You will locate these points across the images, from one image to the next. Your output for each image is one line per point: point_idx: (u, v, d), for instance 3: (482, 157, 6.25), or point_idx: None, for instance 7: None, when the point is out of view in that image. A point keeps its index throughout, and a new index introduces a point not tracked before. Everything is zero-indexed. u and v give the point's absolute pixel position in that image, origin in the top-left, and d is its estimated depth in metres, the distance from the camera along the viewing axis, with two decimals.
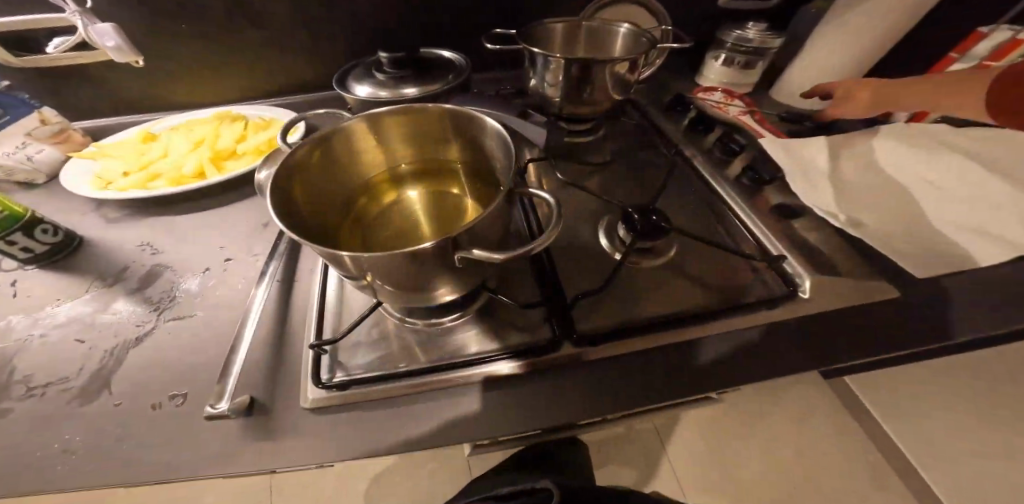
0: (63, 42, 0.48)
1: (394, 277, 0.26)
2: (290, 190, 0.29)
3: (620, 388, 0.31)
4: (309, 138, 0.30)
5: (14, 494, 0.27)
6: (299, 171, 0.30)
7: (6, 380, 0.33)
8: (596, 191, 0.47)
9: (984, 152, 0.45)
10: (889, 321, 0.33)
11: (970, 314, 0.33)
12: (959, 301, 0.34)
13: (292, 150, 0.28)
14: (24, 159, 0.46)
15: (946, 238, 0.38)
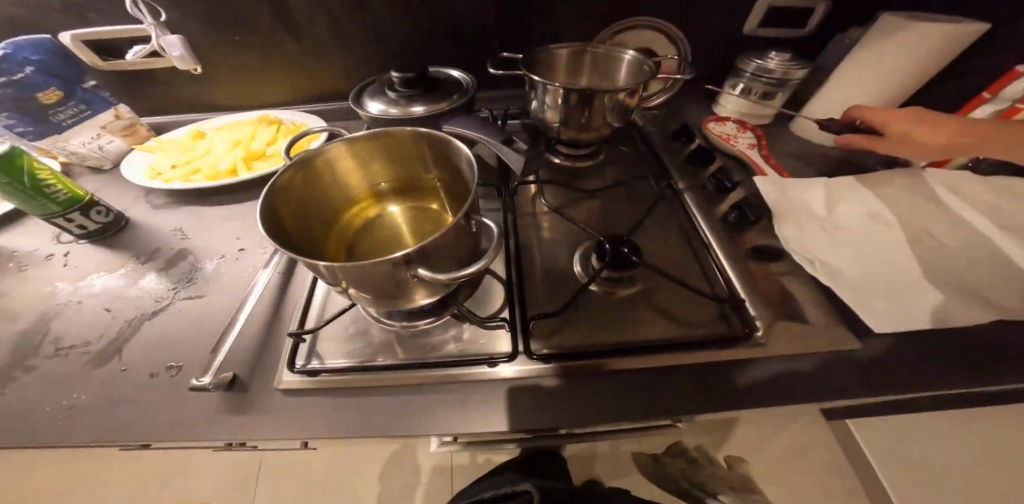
0: (140, 51, 0.56)
1: (365, 287, 0.30)
2: (276, 206, 0.33)
3: (565, 408, 0.33)
4: (293, 161, 0.34)
5: (27, 436, 0.34)
6: (285, 190, 0.34)
7: (43, 338, 0.41)
8: (580, 216, 0.48)
9: (1001, 209, 0.43)
10: (849, 374, 0.34)
11: (931, 378, 0.33)
12: (925, 364, 0.34)
13: (277, 173, 0.33)
14: (96, 148, 0.55)
15: (937, 299, 0.37)
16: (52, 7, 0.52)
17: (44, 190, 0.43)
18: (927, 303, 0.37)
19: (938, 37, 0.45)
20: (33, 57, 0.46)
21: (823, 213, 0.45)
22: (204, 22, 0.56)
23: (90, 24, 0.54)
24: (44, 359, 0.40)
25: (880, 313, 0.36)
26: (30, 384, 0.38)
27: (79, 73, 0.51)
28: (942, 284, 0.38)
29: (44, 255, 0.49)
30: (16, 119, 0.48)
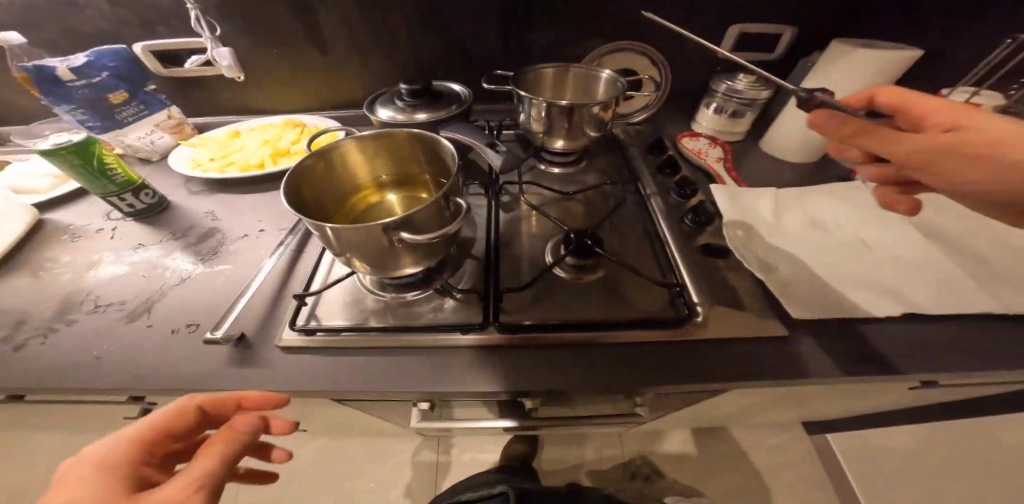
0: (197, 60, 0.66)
1: (362, 253, 0.37)
2: (295, 187, 0.41)
3: (523, 369, 0.40)
4: (312, 152, 0.41)
5: (64, 375, 0.42)
6: (303, 174, 0.41)
7: (87, 296, 0.50)
8: (555, 215, 0.54)
9: (926, 222, 0.50)
10: (773, 353, 0.40)
11: (838, 357, 0.39)
12: (835, 347, 0.40)
13: (299, 160, 0.40)
14: (149, 143, 0.64)
15: (856, 294, 0.43)
16: (124, 22, 0.62)
17: (108, 173, 0.52)
18: (848, 297, 0.43)
19: (882, 68, 0.50)
20: (111, 65, 0.56)
21: (771, 219, 0.51)
22: (249, 39, 0.66)
23: (157, 36, 0.64)
24: (87, 313, 0.48)
25: (806, 303, 0.42)
26: (73, 332, 0.46)
27: (144, 79, 0.60)
28: (864, 282, 0.44)
29: (95, 228, 0.58)
30: (89, 116, 0.57)
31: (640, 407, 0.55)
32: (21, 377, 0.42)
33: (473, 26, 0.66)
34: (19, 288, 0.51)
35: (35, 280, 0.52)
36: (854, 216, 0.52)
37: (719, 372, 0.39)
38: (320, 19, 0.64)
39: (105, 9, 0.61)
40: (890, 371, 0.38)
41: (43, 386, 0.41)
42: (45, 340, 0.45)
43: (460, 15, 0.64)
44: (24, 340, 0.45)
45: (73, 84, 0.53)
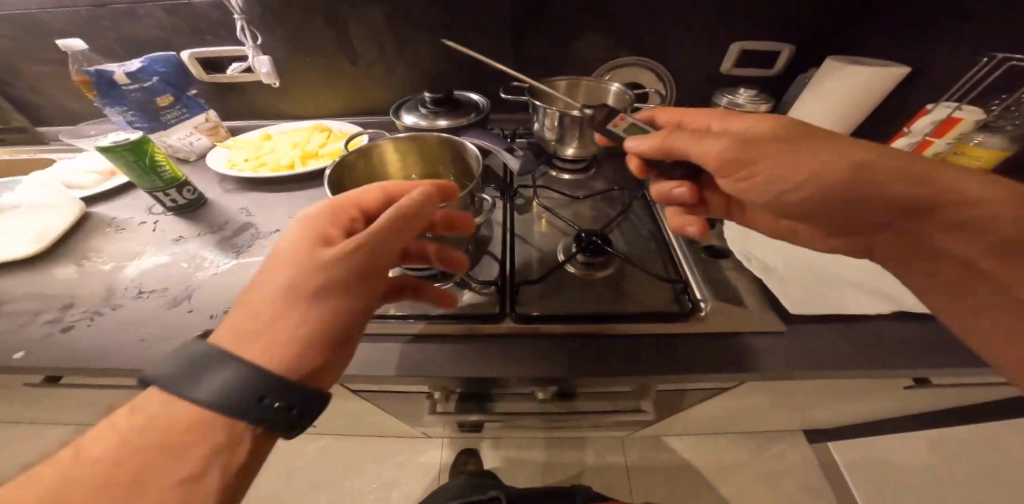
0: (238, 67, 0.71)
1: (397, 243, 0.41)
2: (337, 181, 0.45)
3: (539, 358, 0.44)
4: (354, 150, 0.46)
5: (108, 355, 0.44)
6: (343, 169, 0.46)
7: (129, 282, 0.53)
8: (566, 216, 0.58)
9: None
10: (771, 347, 0.43)
11: (832, 351, 0.42)
12: (830, 342, 0.43)
13: (341, 156, 0.44)
14: (188, 144, 0.69)
15: (850, 293, 0.46)
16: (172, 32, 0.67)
17: (157, 170, 0.57)
18: (840, 297, 0.46)
19: (877, 85, 0.54)
20: (160, 70, 0.61)
21: None
22: (286, 49, 0.71)
23: (205, 44, 0.69)
24: (131, 298, 0.50)
25: (803, 302, 0.46)
26: (117, 315, 0.49)
27: (187, 84, 0.66)
28: (856, 284, 0.48)
29: (137, 221, 0.62)
30: (137, 117, 0.62)
31: (642, 401, 0.58)
32: (72, 355, 0.44)
33: (495, 39, 0.71)
34: (66, 276, 0.54)
35: (81, 269, 0.55)
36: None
37: (720, 362, 0.42)
38: (353, 32, 0.69)
39: (161, 19, 0.66)
40: (879, 364, 0.41)
41: (91, 365, 0.43)
42: (92, 322, 0.48)
43: (483, 28, 0.70)
44: (72, 322, 0.48)
45: (127, 87, 0.59)
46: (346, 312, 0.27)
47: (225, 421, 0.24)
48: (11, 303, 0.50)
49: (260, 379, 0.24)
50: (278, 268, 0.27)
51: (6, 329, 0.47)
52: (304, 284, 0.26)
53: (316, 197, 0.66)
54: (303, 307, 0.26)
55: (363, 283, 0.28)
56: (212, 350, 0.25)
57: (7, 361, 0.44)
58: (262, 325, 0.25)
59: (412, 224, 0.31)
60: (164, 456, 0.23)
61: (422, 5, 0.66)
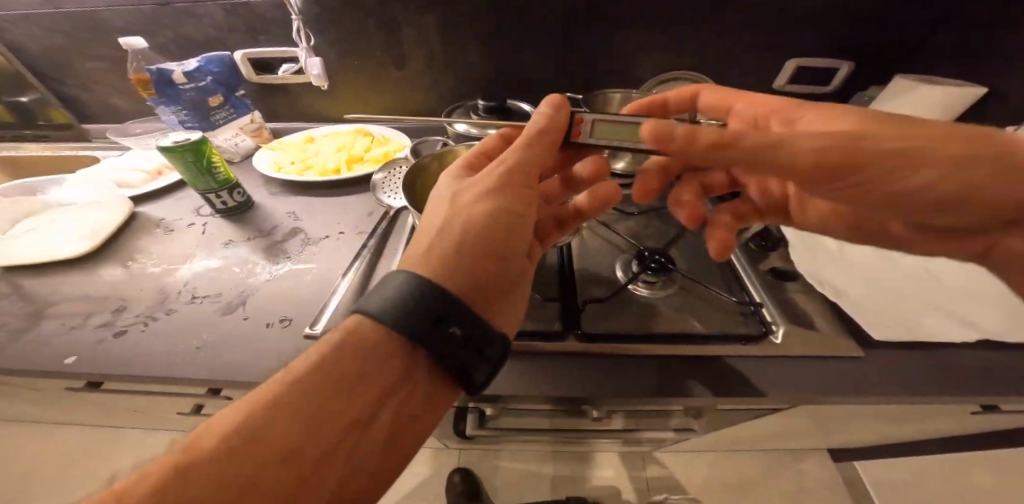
0: (289, 68, 0.74)
1: None
2: (412, 184, 0.47)
3: (612, 377, 0.42)
4: (429, 155, 0.49)
5: (162, 363, 0.42)
6: (419, 173, 0.48)
7: (182, 287, 0.52)
8: (623, 232, 0.59)
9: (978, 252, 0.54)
10: (850, 371, 0.42)
11: (916, 376, 0.41)
12: (913, 367, 0.42)
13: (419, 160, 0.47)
14: (233, 145, 0.75)
15: (924, 317, 0.46)
16: (236, 32, 0.72)
17: (212, 171, 0.58)
18: (909, 318, 0.45)
19: (933, 104, 0.55)
20: (214, 70, 0.67)
21: (835, 248, 0.54)
22: (338, 54, 0.75)
23: (257, 45, 0.74)
24: (185, 303, 0.49)
25: (881, 326, 0.44)
26: (171, 321, 0.47)
27: (236, 85, 0.72)
28: (925, 306, 0.47)
29: (186, 223, 0.62)
30: (190, 116, 0.69)
31: (693, 419, 0.57)
32: (125, 363, 0.42)
33: (536, 51, 0.74)
34: (116, 278, 0.53)
35: (130, 271, 0.54)
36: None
37: (803, 388, 0.40)
38: (404, 39, 0.73)
39: (219, 19, 0.70)
40: (964, 390, 0.40)
41: (146, 373, 0.42)
42: (146, 328, 0.46)
43: (528, 41, 0.73)
44: (125, 326, 0.46)
45: (183, 87, 0.65)
46: (511, 220, 0.35)
47: (402, 355, 0.28)
48: (59, 305, 0.49)
49: (445, 305, 0.28)
50: (461, 192, 0.36)
51: (54, 333, 0.45)
52: (481, 197, 0.35)
53: (364, 203, 0.66)
54: (482, 216, 0.34)
55: (520, 194, 0.36)
56: (392, 289, 0.28)
57: (58, 366, 0.42)
58: (450, 238, 0.33)
59: (550, 145, 0.40)
60: (353, 383, 0.26)
61: (471, 15, 0.69)
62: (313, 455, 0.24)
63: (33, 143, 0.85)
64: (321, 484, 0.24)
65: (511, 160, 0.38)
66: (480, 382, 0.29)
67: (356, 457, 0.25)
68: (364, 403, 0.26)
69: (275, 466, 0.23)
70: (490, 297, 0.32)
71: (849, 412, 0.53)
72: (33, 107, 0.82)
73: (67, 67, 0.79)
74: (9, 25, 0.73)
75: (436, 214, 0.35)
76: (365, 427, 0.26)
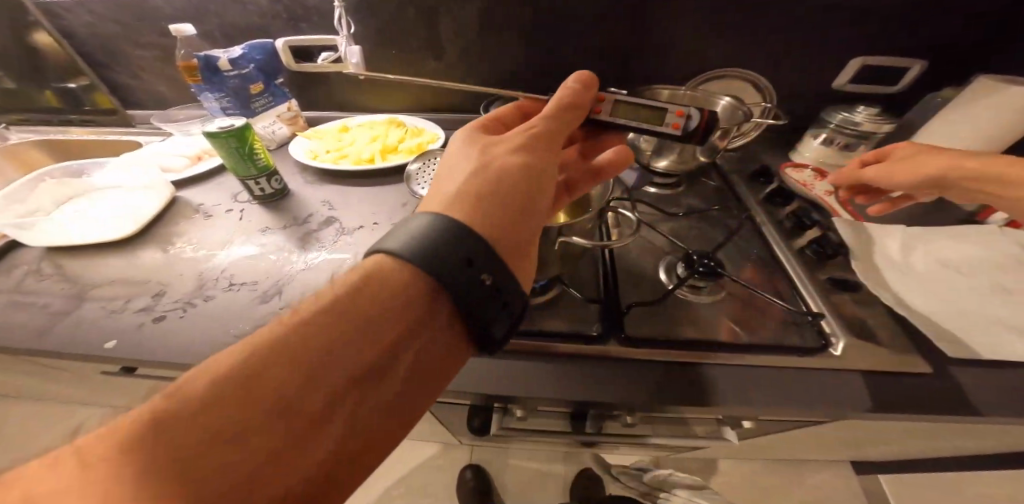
0: (327, 57, 0.73)
1: None
2: None
3: (659, 384, 0.40)
4: None
5: (201, 351, 0.42)
6: None
7: (220, 273, 0.52)
8: (666, 233, 0.56)
9: None
10: (921, 389, 0.39)
11: (997, 398, 0.38)
12: (992, 388, 0.39)
13: None
14: (271, 132, 0.76)
15: (1001, 334, 0.42)
16: (279, 20, 0.73)
17: (253, 157, 0.57)
18: (983, 334, 0.42)
19: None
20: (258, 58, 0.70)
21: (897, 258, 0.51)
22: (376, 44, 0.76)
23: (299, 33, 0.74)
24: (223, 291, 0.49)
25: (955, 343, 0.41)
26: (210, 307, 0.47)
27: (276, 73, 0.74)
28: (1000, 321, 0.43)
29: (224, 209, 0.62)
30: (232, 103, 0.71)
31: (727, 431, 0.53)
32: (164, 349, 0.42)
33: (576, 44, 0.73)
34: (155, 262, 0.53)
35: (169, 256, 0.54)
36: (980, 257, 0.51)
37: (868, 403, 0.37)
38: (443, 29, 0.73)
39: (264, 6, 0.71)
40: None
41: (185, 360, 0.42)
42: (184, 314, 0.46)
43: (569, 35, 0.71)
44: (164, 312, 0.46)
45: (227, 73, 0.67)
46: (535, 180, 0.35)
47: (422, 302, 0.27)
48: (102, 288, 0.49)
49: (472, 252, 0.27)
50: (488, 149, 0.36)
51: (96, 316, 0.45)
52: (508, 155, 0.35)
53: (397, 195, 0.65)
54: (508, 173, 0.34)
55: (543, 157, 0.37)
56: (416, 233, 0.28)
57: (99, 350, 0.42)
58: (475, 190, 0.32)
59: (575, 116, 0.40)
60: (368, 328, 0.25)
61: (513, 6, 0.69)
62: (322, 395, 0.23)
63: (79, 128, 0.88)
64: (328, 426, 0.23)
65: (538, 124, 0.38)
66: (500, 335, 0.28)
67: (367, 404, 0.24)
68: (379, 347, 0.25)
69: (282, 403, 0.22)
70: (514, 252, 0.32)
71: (905, 432, 0.49)
72: (82, 93, 0.83)
73: (116, 55, 0.81)
74: (64, 12, 0.75)
75: (458, 169, 0.35)
76: (380, 373, 0.25)
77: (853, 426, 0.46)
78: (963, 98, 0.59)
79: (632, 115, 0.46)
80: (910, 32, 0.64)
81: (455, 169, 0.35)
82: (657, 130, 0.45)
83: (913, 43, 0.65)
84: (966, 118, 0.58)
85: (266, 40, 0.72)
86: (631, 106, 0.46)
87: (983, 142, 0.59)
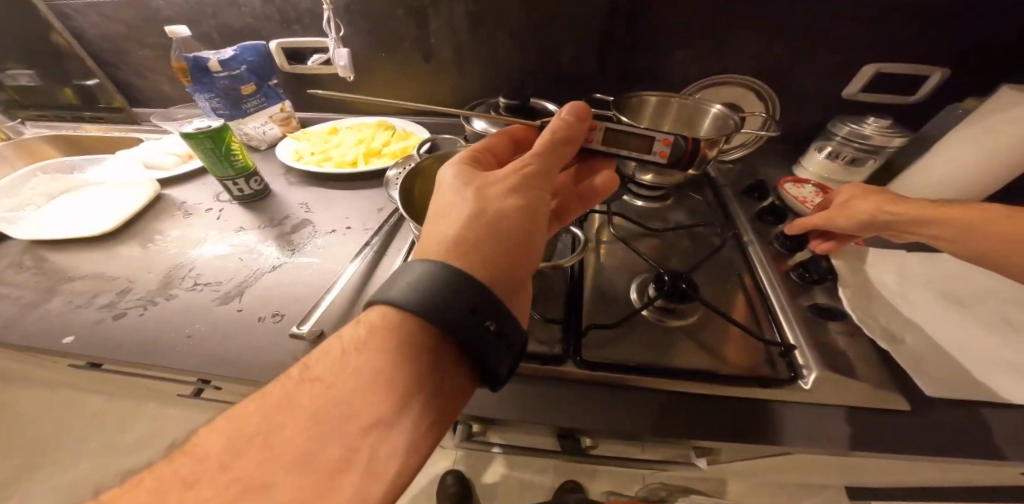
0: (317, 58, 0.76)
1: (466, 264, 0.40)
2: (414, 183, 0.46)
3: (613, 412, 0.38)
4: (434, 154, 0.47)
5: (153, 349, 0.43)
6: (424, 172, 0.47)
7: (188, 272, 0.52)
8: (644, 251, 0.54)
9: None
10: (900, 430, 0.35)
11: (985, 445, 0.34)
12: (980, 432, 0.35)
13: (422, 159, 0.46)
14: (262, 133, 0.78)
15: (998, 372, 0.38)
16: (273, 22, 0.74)
17: (230, 158, 0.59)
18: (978, 373, 0.38)
19: None
20: (249, 59, 0.71)
21: (892, 285, 0.47)
22: (367, 46, 0.76)
23: (292, 35, 0.75)
24: (186, 290, 0.49)
25: (941, 381, 0.37)
26: (171, 306, 0.47)
27: (269, 75, 0.75)
28: (1001, 360, 0.39)
29: (204, 208, 0.63)
30: (222, 103, 0.72)
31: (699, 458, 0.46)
32: (119, 347, 0.43)
33: (566, 48, 0.71)
34: (131, 257, 0.55)
35: (145, 252, 0.55)
36: (991, 289, 0.46)
37: (836, 440, 0.35)
38: (432, 31, 0.72)
39: (258, 7, 0.72)
40: None
41: (136, 358, 0.42)
42: (144, 312, 0.46)
43: (560, 37, 0.69)
44: (125, 309, 0.47)
45: (217, 75, 0.69)
46: (535, 223, 0.32)
47: (428, 343, 0.26)
48: (74, 282, 0.51)
49: (470, 291, 0.26)
50: (483, 186, 0.32)
51: (61, 311, 0.47)
52: (504, 198, 0.31)
53: (374, 200, 0.64)
54: (503, 218, 0.31)
55: (538, 197, 0.33)
56: (415, 278, 0.26)
57: (58, 345, 0.43)
58: (468, 236, 0.29)
59: (568, 151, 0.37)
60: (377, 376, 0.25)
61: (501, 8, 0.67)
62: (333, 446, 0.23)
63: (90, 125, 0.92)
64: (339, 480, 0.22)
65: (530, 161, 0.34)
66: (506, 370, 0.27)
67: (377, 455, 0.23)
68: (388, 394, 0.24)
69: (295, 456, 0.22)
70: (513, 293, 0.30)
71: (900, 476, 0.43)
72: (96, 91, 0.86)
73: (124, 54, 0.84)
74: (74, 12, 0.78)
75: (448, 210, 0.31)
76: (389, 420, 0.24)
77: (840, 466, 0.41)
78: (982, 110, 0.53)
79: (617, 142, 0.42)
80: (927, 39, 0.59)
81: (439, 210, 0.32)
82: (646, 159, 0.42)
83: (931, 50, 0.60)
84: (986, 133, 0.53)
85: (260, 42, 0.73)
86: (620, 133, 0.42)
87: (1004, 159, 0.53)
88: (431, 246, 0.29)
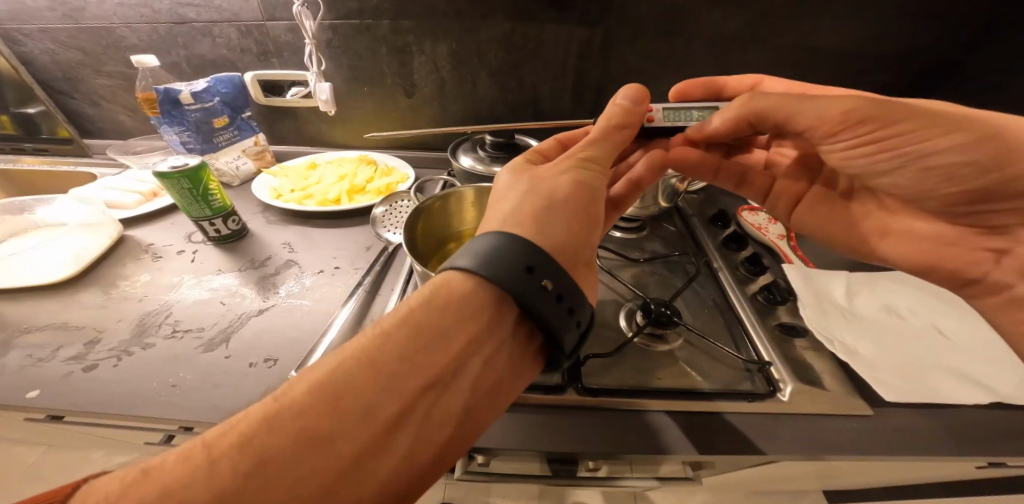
0: (298, 91, 0.76)
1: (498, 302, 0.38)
2: (415, 226, 0.47)
3: (619, 435, 0.40)
4: (438, 195, 0.49)
5: (130, 402, 0.39)
6: (425, 212, 0.48)
7: (164, 319, 0.49)
8: (627, 280, 0.58)
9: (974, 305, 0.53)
10: (863, 433, 0.40)
11: (930, 440, 0.40)
12: (925, 429, 0.40)
13: (427, 199, 0.48)
14: (235, 167, 0.75)
15: (938, 378, 0.44)
16: (249, 55, 0.73)
17: (208, 197, 0.57)
18: (922, 378, 0.44)
19: None
20: (224, 90, 0.70)
21: (843, 301, 0.53)
22: (348, 82, 0.77)
23: (269, 68, 0.75)
24: (164, 337, 0.46)
25: (897, 387, 0.42)
26: (146, 356, 0.44)
27: (243, 107, 0.74)
28: (939, 366, 0.45)
29: (176, 250, 0.60)
30: (193, 137, 0.70)
31: (692, 472, 0.48)
32: (88, 401, 0.39)
33: (544, 86, 0.75)
34: (93, 305, 0.50)
35: (110, 299, 0.51)
36: (921, 304, 0.53)
37: (812, 445, 0.39)
38: (415, 69, 0.75)
39: (233, 38, 0.71)
40: (976, 453, 0.39)
41: (112, 411, 0.39)
42: (118, 363, 0.43)
43: (539, 76, 0.74)
44: (96, 361, 0.43)
45: (189, 107, 0.67)
46: (587, 202, 0.36)
47: (490, 306, 0.28)
48: (30, 334, 0.46)
49: (536, 261, 0.28)
50: (535, 173, 0.37)
51: (19, 366, 0.43)
52: (557, 176, 0.36)
53: (362, 237, 0.64)
54: (556, 192, 0.35)
55: (594, 176, 0.37)
56: (482, 249, 0.28)
57: (20, 401, 0.39)
58: (526, 209, 0.33)
59: (624, 134, 0.40)
60: (444, 336, 0.27)
61: (485, 49, 0.71)
62: (399, 399, 0.24)
63: (31, 158, 0.84)
64: (404, 432, 0.24)
65: (584, 146, 0.39)
66: (570, 346, 0.30)
67: (433, 413, 0.25)
68: (449, 356, 0.26)
69: (365, 407, 0.23)
70: (577, 268, 0.34)
71: (871, 475, 0.47)
72: (39, 119, 0.80)
73: (77, 82, 0.79)
74: (25, 38, 0.73)
75: (505, 195, 0.36)
76: (447, 383, 0.26)
77: (817, 470, 0.45)
78: None
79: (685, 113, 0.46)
80: None
81: (497, 199, 0.36)
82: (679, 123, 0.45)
83: (867, 85, 0.69)
84: None
85: (235, 74, 0.72)
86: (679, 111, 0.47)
87: None
88: (493, 222, 0.33)
